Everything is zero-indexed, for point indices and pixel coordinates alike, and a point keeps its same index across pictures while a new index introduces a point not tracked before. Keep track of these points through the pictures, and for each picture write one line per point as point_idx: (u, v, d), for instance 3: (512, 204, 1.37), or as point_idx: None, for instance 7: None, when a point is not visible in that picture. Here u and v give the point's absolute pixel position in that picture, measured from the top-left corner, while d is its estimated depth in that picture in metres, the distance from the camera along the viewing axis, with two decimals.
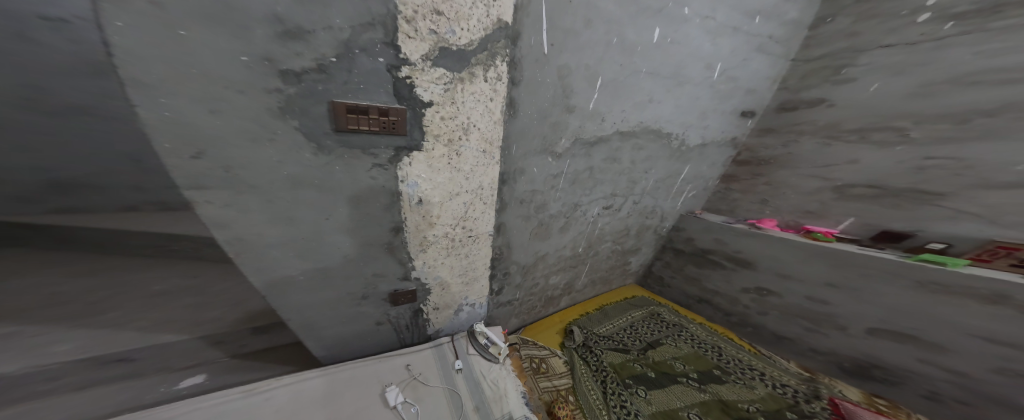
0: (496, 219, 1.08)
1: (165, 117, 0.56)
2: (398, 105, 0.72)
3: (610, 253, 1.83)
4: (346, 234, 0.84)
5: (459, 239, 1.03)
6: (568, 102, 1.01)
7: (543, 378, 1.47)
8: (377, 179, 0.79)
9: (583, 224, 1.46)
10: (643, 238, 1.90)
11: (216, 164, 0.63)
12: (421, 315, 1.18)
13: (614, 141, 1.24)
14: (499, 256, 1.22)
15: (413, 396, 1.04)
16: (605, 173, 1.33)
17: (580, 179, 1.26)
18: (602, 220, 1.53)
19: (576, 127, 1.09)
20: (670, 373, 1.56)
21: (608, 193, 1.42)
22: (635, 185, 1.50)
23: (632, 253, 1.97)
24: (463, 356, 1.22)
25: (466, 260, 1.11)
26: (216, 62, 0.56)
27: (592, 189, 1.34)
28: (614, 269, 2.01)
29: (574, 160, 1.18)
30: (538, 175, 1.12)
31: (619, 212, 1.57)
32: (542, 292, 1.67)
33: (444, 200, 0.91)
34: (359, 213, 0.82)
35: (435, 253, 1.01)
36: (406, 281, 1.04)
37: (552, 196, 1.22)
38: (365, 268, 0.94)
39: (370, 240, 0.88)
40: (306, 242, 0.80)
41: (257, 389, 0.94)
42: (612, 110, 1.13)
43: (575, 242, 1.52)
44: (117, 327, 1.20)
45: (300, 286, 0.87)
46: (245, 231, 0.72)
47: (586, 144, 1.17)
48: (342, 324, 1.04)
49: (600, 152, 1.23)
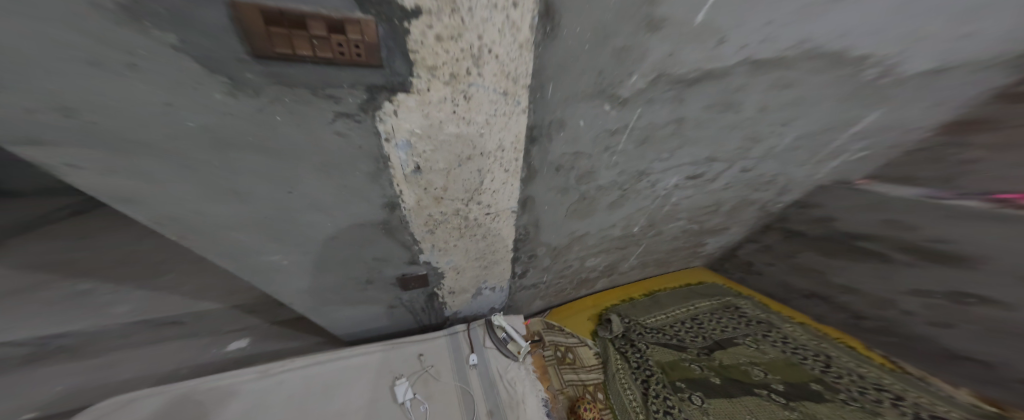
0: (521, 192, 0.81)
1: None
2: (365, 14, 0.39)
3: (677, 233, 1.42)
4: (317, 211, 0.64)
5: (475, 218, 0.81)
6: (652, 12, 0.53)
7: (568, 369, 1.22)
8: (349, 138, 0.53)
9: (650, 198, 1.09)
10: (739, 212, 1.40)
11: (51, 107, 0.38)
12: (436, 298, 1.02)
13: (741, 75, 0.71)
14: (523, 237, 0.96)
15: (424, 392, 0.92)
16: (697, 131, 0.86)
17: (657, 136, 0.84)
18: (678, 194, 1.12)
19: (664, 54, 0.62)
20: (743, 382, 1.22)
21: (698, 157, 0.97)
22: (756, 145, 0.99)
23: (711, 234, 1.53)
24: (478, 348, 1.05)
25: (486, 242, 0.89)
26: None
27: (676, 154, 0.93)
28: (682, 248, 1.59)
29: (650, 109, 0.75)
30: (589, 133, 0.76)
31: (709, 185, 1.14)
32: (580, 278, 1.37)
33: (452, 168, 0.66)
34: (334, 188, 0.61)
35: (444, 233, 0.82)
36: (415, 264, 0.87)
37: (603, 161, 0.86)
38: (360, 252, 0.78)
39: (359, 216, 0.69)
40: (275, 221, 0.62)
41: (270, 372, 0.89)
42: (750, 17, 0.58)
43: (630, 220, 1.15)
44: None
45: (283, 270, 0.73)
46: (166, 205, 0.53)
47: (678, 84, 0.70)
48: (351, 307, 0.92)
49: (706, 97, 0.76)
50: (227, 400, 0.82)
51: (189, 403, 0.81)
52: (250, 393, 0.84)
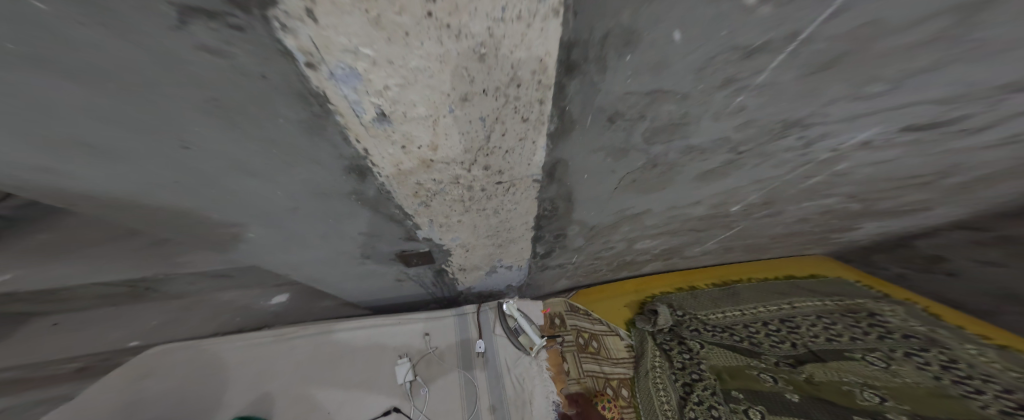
0: (549, 153, 0.54)
1: None
2: None
3: (812, 214, 0.94)
4: (249, 177, 0.47)
5: (481, 188, 0.57)
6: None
7: (589, 359, 1.00)
8: (237, 59, 0.30)
9: (788, 166, 0.69)
10: (973, 189, 0.81)
11: None
12: (445, 274, 0.86)
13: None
14: (550, 214, 0.71)
15: (425, 374, 0.83)
16: (989, 39, 0.41)
17: (863, 58, 0.43)
18: (834, 162, 0.69)
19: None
20: (844, 407, 0.85)
21: (955, 92, 0.51)
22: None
23: (880, 217, 0.98)
24: (487, 335, 0.91)
25: (499, 218, 0.67)
26: None
27: (901, 87, 0.49)
28: (811, 231, 1.09)
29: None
30: (703, 62, 0.41)
31: (947, 144, 0.65)
32: (625, 261, 1.06)
33: (434, 118, 0.40)
34: (270, 147, 0.42)
35: (442, 207, 0.60)
36: (413, 241, 0.70)
37: (720, 104, 0.49)
38: (341, 226, 0.62)
39: (312, 185, 0.51)
40: (201, 187, 0.47)
41: (285, 335, 0.86)
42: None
43: (727, 195, 0.78)
44: None
45: (250, 241, 0.62)
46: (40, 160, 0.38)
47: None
48: (354, 279, 0.82)
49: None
50: (246, 361, 0.83)
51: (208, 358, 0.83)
52: (263, 354, 0.83)
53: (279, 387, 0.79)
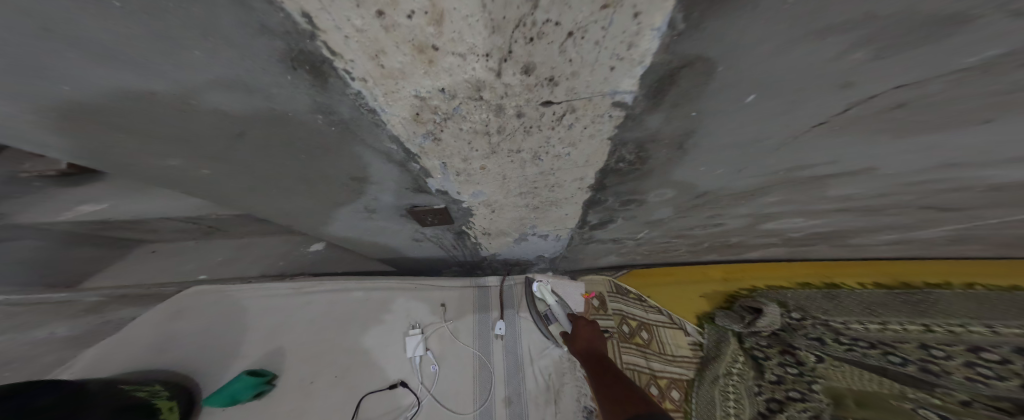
0: (676, 49, 0.24)
1: None
2: None
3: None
4: (124, 69, 0.27)
5: (519, 116, 0.31)
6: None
7: (634, 352, 0.76)
8: None
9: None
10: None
11: None
12: (466, 236, 0.67)
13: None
14: (628, 169, 0.43)
15: (438, 350, 0.71)
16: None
17: None
18: None
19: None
20: None
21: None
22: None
23: None
24: (511, 315, 0.75)
25: (542, 169, 0.42)
26: None
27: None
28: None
29: None
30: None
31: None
32: (725, 242, 0.69)
33: None
34: (130, 1, 0.21)
35: (458, 145, 0.36)
36: (424, 194, 0.49)
37: None
38: (323, 167, 0.43)
39: (226, 98, 0.30)
40: (62, 83, 0.28)
41: (302, 289, 0.77)
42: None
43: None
44: None
45: (211, 181, 0.47)
46: None
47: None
48: (365, 234, 0.66)
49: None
50: (258, 309, 0.75)
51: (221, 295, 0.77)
52: (273, 303, 0.76)
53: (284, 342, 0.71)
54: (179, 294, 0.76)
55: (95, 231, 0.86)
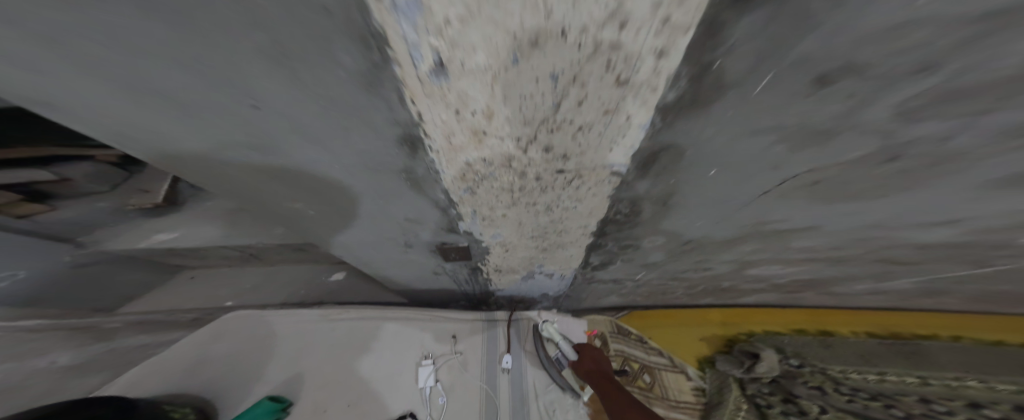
0: (657, 138, 0.34)
1: None
2: None
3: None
4: (263, 134, 0.37)
5: (537, 178, 0.41)
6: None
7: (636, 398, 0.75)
8: None
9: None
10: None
11: None
12: (479, 273, 0.74)
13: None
14: (624, 219, 0.51)
15: (448, 381, 0.73)
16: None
17: None
18: None
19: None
20: None
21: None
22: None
23: None
24: (517, 349, 0.79)
25: (550, 218, 0.51)
26: None
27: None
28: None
29: None
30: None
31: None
32: (721, 286, 0.75)
33: (498, 75, 0.24)
34: (307, 98, 0.31)
35: (488, 198, 0.46)
36: (454, 233, 0.57)
37: None
38: (383, 207, 0.52)
39: (325, 154, 0.40)
40: (255, 150, 0.41)
41: (330, 317, 0.84)
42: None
43: (980, 233, 0.44)
44: None
45: (291, 211, 0.57)
46: (135, 114, 0.35)
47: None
48: (395, 265, 0.74)
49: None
50: (293, 333, 0.82)
51: (261, 320, 0.85)
52: (304, 327, 0.83)
53: (304, 367, 0.76)
54: (227, 316, 0.85)
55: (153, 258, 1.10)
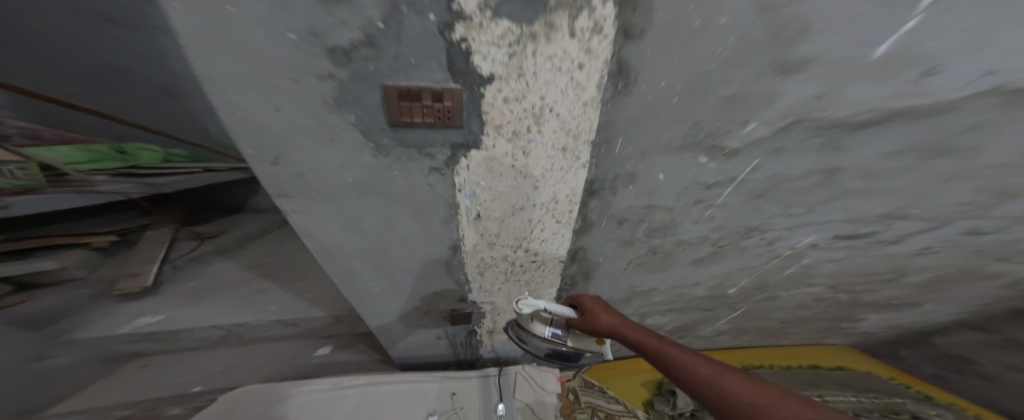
0: (573, 241, 0.78)
1: (240, 118, 0.50)
2: (454, 84, 0.54)
3: (807, 301, 0.99)
4: (384, 244, 0.74)
5: (521, 264, 0.81)
6: (789, 52, 0.50)
7: None
8: (435, 186, 0.65)
9: (764, 258, 0.84)
10: (946, 286, 0.88)
11: (292, 170, 0.58)
12: (475, 336, 1.01)
13: (976, 109, 0.54)
14: (569, 287, 0.90)
15: None
16: (868, 182, 0.67)
17: (786, 190, 0.69)
18: (814, 258, 0.84)
19: (811, 96, 0.54)
20: None
21: (865, 211, 0.72)
22: (1008, 201, 0.66)
23: (880, 308, 1.01)
24: (507, 398, 0.99)
25: (528, 289, 0.88)
26: (260, 40, 0.44)
27: (822, 208, 0.72)
28: (815, 320, 1.10)
29: (776, 161, 0.64)
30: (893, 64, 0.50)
31: (886, 247, 0.79)
32: None
33: (507, 216, 0.71)
34: (419, 225, 0.71)
35: (493, 277, 0.84)
36: (463, 302, 0.89)
37: (696, 209, 0.73)
38: (424, 285, 0.84)
39: (410, 253, 0.76)
40: (386, 254, 0.76)
41: (340, 384, 0.99)
42: (990, 42, 0.47)
43: (729, 280, 0.91)
44: (294, 275, 1.56)
45: (358, 299, 0.85)
46: (328, 241, 0.70)
47: (830, 129, 0.59)
48: (409, 331, 0.97)
49: (896, 138, 0.60)
50: (305, 403, 0.94)
51: (270, 394, 0.96)
52: (318, 397, 0.96)
53: None
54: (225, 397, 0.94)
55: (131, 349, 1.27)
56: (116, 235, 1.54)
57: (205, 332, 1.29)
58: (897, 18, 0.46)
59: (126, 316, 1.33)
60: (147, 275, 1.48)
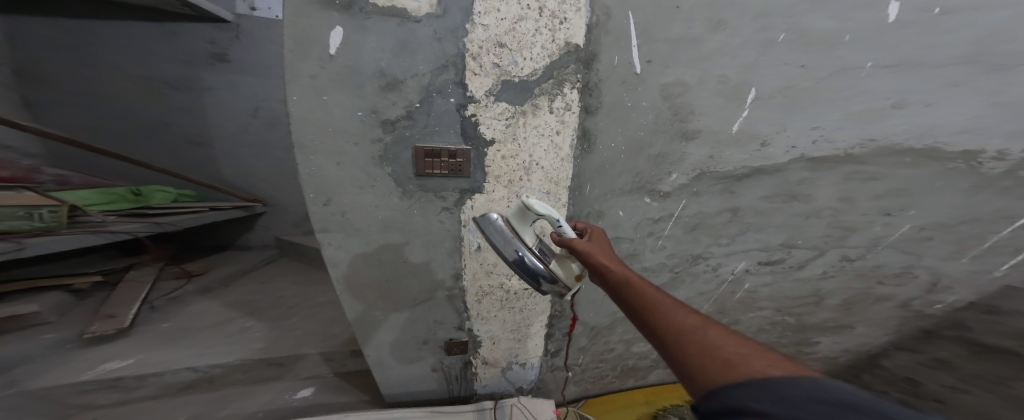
0: None
1: (311, 171, 0.70)
2: (465, 145, 0.73)
3: (763, 325, 1.10)
4: (396, 274, 0.85)
5: (515, 291, 0.94)
6: (683, 126, 0.76)
7: None
8: (445, 222, 0.80)
9: (714, 283, 1.00)
10: (860, 308, 1.04)
11: (336, 209, 0.74)
12: (470, 367, 1.06)
13: (798, 170, 0.81)
14: (558, 314, 1.01)
15: None
16: (760, 219, 0.89)
17: (712, 223, 0.90)
18: (755, 281, 1.00)
19: (705, 156, 0.80)
20: None
21: (770, 241, 0.92)
22: (853, 234, 0.89)
23: (825, 333, 1.13)
24: None
25: (521, 316, 0.98)
26: (342, 118, 0.67)
27: (739, 238, 0.92)
28: (780, 345, 1.17)
29: (701, 200, 0.86)
30: (801, 115, 0.75)
31: (798, 272, 0.98)
32: (630, 368, 1.24)
33: None
34: (428, 256, 0.84)
35: (490, 305, 0.94)
36: (460, 330, 0.97)
37: (652, 240, 0.91)
38: (426, 314, 0.93)
39: (418, 283, 0.87)
40: (396, 285, 0.87)
41: None
42: (791, 126, 0.76)
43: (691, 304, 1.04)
44: (284, 318, 1.57)
45: (363, 330, 0.92)
46: (349, 270, 0.82)
47: (723, 179, 0.83)
48: (406, 364, 1.01)
49: (762, 188, 0.84)
50: None
51: None
52: None
53: None
54: None
55: (88, 394, 1.13)
56: (97, 277, 1.68)
57: (175, 377, 1.19)
58: (738, 108, 0.75)
59: (88, 361, 1.22)
60: (125, 317, 1.44)
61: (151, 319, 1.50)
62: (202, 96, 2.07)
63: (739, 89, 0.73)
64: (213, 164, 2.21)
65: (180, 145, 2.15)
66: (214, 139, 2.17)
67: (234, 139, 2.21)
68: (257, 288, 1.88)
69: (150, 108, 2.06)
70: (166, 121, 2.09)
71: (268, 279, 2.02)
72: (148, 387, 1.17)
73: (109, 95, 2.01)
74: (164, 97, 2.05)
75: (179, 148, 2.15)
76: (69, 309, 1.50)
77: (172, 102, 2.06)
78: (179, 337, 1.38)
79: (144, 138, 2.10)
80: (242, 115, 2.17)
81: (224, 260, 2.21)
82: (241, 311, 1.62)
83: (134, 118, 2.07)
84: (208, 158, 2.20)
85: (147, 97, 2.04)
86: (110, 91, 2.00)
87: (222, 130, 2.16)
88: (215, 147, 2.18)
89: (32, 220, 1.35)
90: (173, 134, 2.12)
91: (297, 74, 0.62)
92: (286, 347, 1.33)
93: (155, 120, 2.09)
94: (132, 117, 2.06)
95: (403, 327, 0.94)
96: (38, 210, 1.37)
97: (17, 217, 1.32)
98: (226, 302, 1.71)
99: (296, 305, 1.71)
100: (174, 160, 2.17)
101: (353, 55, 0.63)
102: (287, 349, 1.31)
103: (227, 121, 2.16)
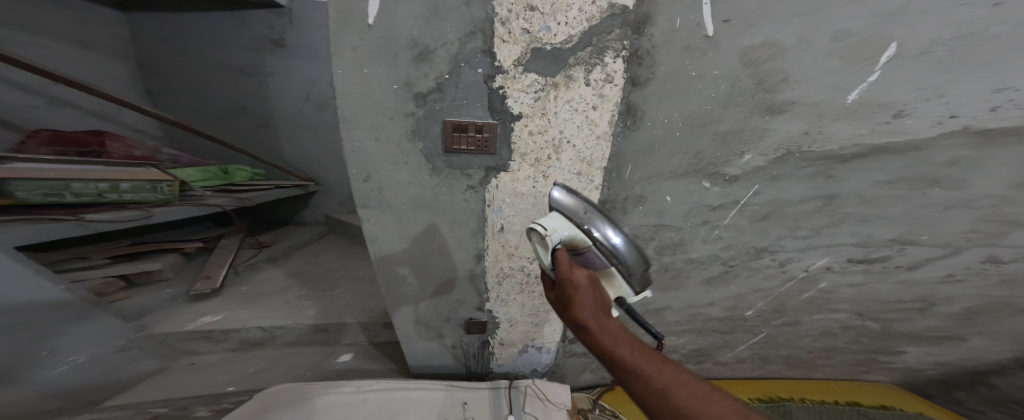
0: None
1: (352, 147, 0.71)
2: (491, 120, 0.69)
3: (833, 329, 0.95)
4: (424, 252, 0.86)
5: (536, 276, 0.91)
6: (769, 97, 0.65)
7: None
8: (470, 201, 0.78)
9: (777, 281, 0.88)
10: (985, 320, 0.84)
11: (374, 186, 0.76)
12: (488, 347, 1.06)
13: (950, 148, 0.65)
14: None
15: None
16: (864, 209, 0.74)
17: (789, 212, 0.77)
18: (827, 280, 0.86)
19: (796, 132, 0.67)
20: None
21: (876, 236, 0.77)
22: (1015, 230, 0.71)
23: (911, 347, 0.95)
24: (517, 412, 0.98)
25: (542, 300, 0.95)
26: (378, 93, 0.66)
27: (826, 231, 0.78)
28: (847, 352, 1.00)
29: (771, 184, 0.74)
30: (935, 83, 0.60)
31: (905, 273, 0.81)
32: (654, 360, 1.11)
33: (526, 230, 0.83)
34: (454, 236, 0.83)
35: (511, 288, 0.93)
36: (481, 311, 0.97)
37: (700, 228, 0.81)
38: (452, 293, 0.93)
39: (446, 263, 0.88)
40: (427, 262, 0.87)
41: (362, 388, 1.02)
42: (951, 90, 0.60)
43: (742, 302, 0.93)
44: (330, 287, 1.71)
45: (394, 303, 0.95)
46: (384, 245, 0.84)
47: (819, 160, 0.70)
48: (430, 339, 1.03)
49: (885, 170, 0.69)
50: (330, 405, 0.97)
51: (301, 392, 1.00)
52: (342, 400, 0.99)
53: None
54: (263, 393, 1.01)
55: (184, 342, 1.32)
56: (198, 243, 1.91)
57: (246, 333, 1.35)
58: (860, 72, 0.61)
59: (184, 313, 1.42)
60: (216, 278, 1.65)
61: (235, 282, 1.72)
62: (268, 82, 2.27)
63: (866, 47, 0.59)
64: (278, 146, 2.44)
65: (252, 128, 2.39)
66: (279, 122, 2.38)
67: (294, 122, 2.40)
68: (309, 260, 2.08)
69: (227, 95, 2.31)
70: (241, 106, 2.33)
71: (317, 252, 2.21)
72: (227, 339, 1.34)
73: (197, 83, 2.28)
74: (237, 84, 2.28)
75: (250, 131, 2.39)
76: (181, 268, 1.75)
77: (246, 88, 2.28)
78: (252, 299, 1.56)
79: (224, 122, 2.37)
80: (299, 99, 2.35)
81: (283, 233, 2.47)
82: (295, 280, 1.79)
83: (215, 104, 2.32)
84: (275, 141, 2.43)
85: (225, 84, 2.28)
86: (199, 79, 2.27)
87: (284, 115, 2.37)
88: (278, 130, 2.40)
89: (157, 192, 1.51)
90: (245, 118, 2.36)
91: (340, 47, 0.62)
92: (331, 313, 1.45)
93: (232, 105, 2.33)
94: (214, 103, 2.32)
95: (431, 302, 0.95)
96: (160, 184, 1.53)
97: (146, 189, 1.47)
98: (286, 270, 1.91)
99: (340, 277, 1.85)
100: (248, 142, 2.42)
101: (386, 24, 0.61)
102: (332, 316, 1.42)
103: (291, 104, 2.35)
